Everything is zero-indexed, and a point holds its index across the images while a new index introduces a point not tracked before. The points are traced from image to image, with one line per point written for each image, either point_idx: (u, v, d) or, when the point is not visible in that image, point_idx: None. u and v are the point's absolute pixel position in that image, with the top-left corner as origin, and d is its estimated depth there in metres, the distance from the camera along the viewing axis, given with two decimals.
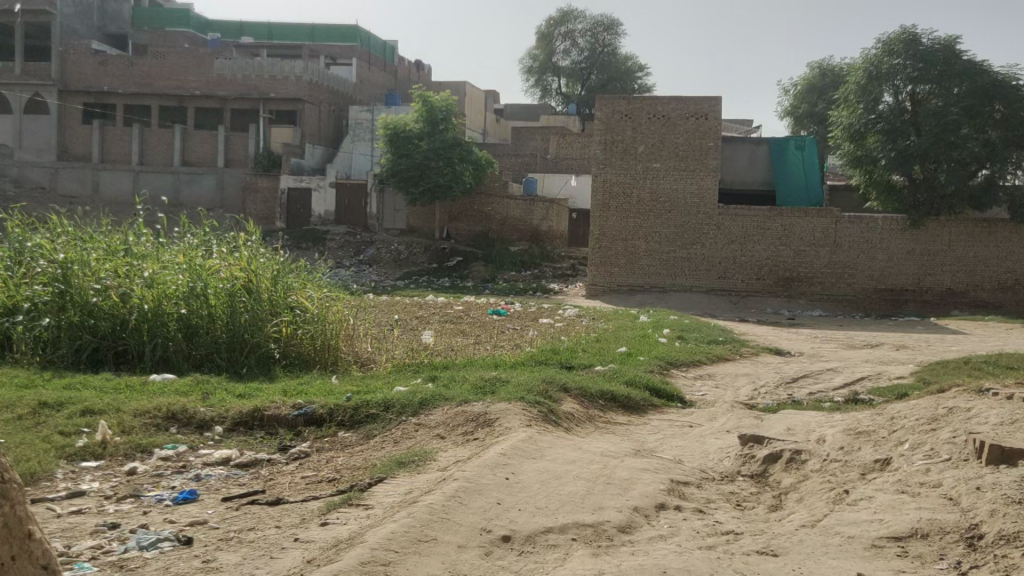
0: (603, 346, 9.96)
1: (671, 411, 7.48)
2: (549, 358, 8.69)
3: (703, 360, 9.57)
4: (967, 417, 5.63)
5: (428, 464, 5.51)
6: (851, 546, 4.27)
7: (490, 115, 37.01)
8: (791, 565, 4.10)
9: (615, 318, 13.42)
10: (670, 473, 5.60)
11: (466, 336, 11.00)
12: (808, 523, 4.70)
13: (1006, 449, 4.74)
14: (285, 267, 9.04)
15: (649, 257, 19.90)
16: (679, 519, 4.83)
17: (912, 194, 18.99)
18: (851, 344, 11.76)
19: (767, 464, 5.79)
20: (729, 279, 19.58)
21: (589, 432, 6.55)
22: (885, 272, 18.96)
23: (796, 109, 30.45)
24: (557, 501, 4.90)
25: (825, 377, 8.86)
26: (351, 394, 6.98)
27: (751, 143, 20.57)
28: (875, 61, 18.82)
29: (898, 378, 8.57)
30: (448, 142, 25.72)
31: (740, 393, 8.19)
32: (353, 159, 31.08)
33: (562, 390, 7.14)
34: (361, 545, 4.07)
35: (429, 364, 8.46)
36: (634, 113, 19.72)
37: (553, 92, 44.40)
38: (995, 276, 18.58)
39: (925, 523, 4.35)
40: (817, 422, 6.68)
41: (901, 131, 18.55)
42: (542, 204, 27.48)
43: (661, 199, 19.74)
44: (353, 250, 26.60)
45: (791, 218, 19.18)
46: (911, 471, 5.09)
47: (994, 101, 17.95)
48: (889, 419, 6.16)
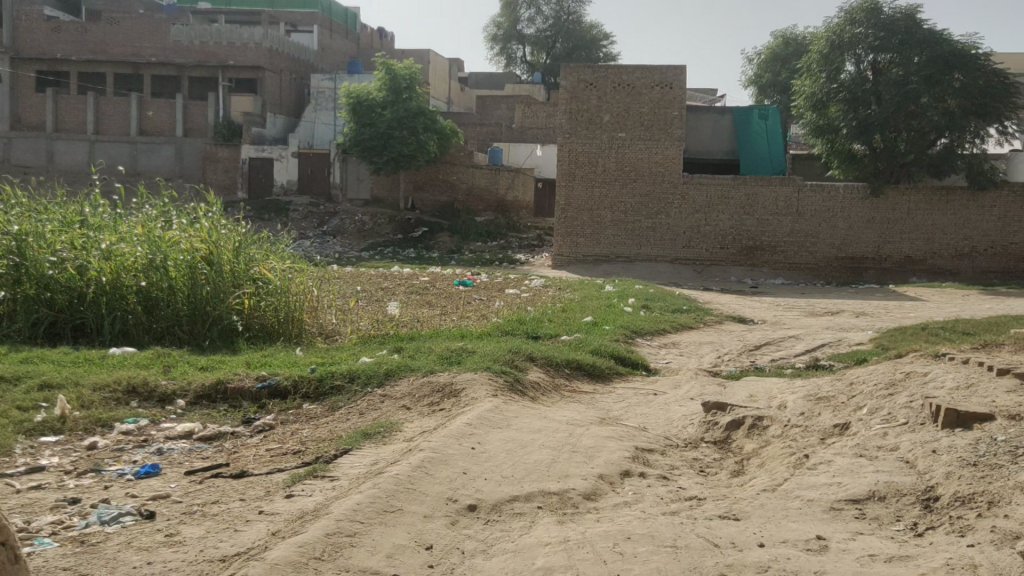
0: (568, 316, 9.99)
1: (636, 379, 7.56)
2: (514, 328, 8.67)
3: (667, 329, 9.65)
4: (924, 382, 5.75)
5: (394, 435, 5.50)
6: (811, 509, 4.36)
7: (455, 83, 36.71)
8: (752, 530, 4.16)
9: (581, 288, 13.43)
10: (634, 441, 5.66)
11: (432, 306, 11.00)
12: (769, 487, 4.78)
13: (962, 414, 4.84)
14: (247, 238, 8.89)
15: (615, 227, 19.97)
16: (643, 486, 4.88)
17: (872, 162, 19.23)
18: (812, 312, 11.96)
19: (729, 431, 5.87)
20: (694, 248, 19.72)
21: (554, 401, 6.58)
22: (846, 239, 19.21)
23: (760, 79, 30.67)
24: (522, 469, 4.93)
25: (787, 344, 8.98)
26: (316, 366, 6.95)
27: (715, 113, 20.73)
28: (837, 31, 18.94)
29: (857, 344, 8.73)
30: (412, 111, 25.42)
31: (703, 360, 8.30)
32: (316, 129, 30.68)
33: (528, 359, 7.16)
34: (326, 517, 4.06)
35: (395, 335, 8.43)
36: (599, 82, 19.65)
37: (518, 60, 44.19)
38: (952, 244, 18.89)
39: (882, 486, 4.45)
40: (779, 388, 6.79)
41: (862, 101, 18.64)
42: (508, 174, 27.37)
43: (626, 167, 19.75)
44: (316, 221, 26.29)
45: (754, 187, 19.33)
46: (869, 435, 5.19)
47: (954, 70, 18.01)
48: (848, 385, 6.28)
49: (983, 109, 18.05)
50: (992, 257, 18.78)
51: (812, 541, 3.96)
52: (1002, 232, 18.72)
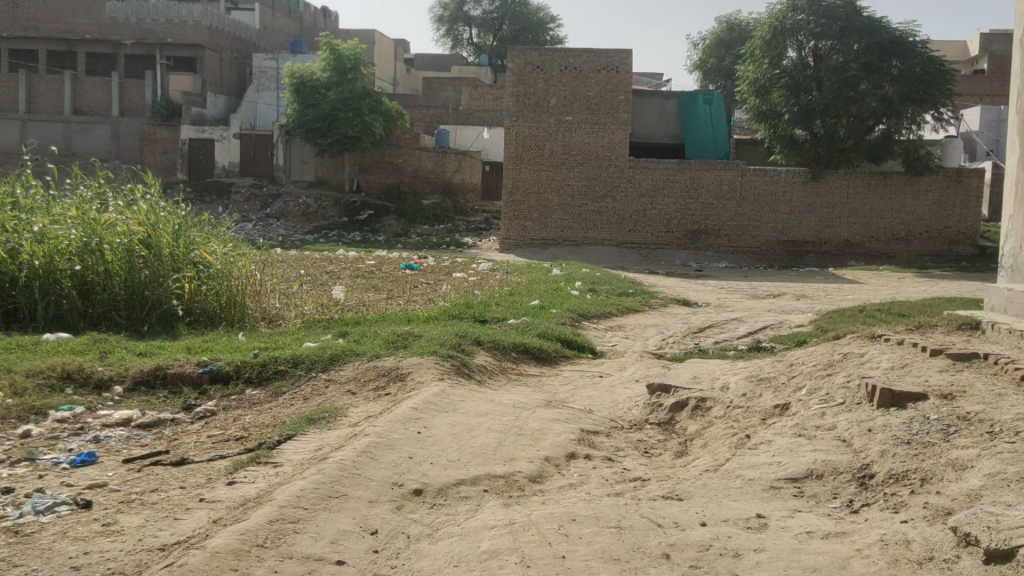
0: (516, 299, 10.00)
1: (582, 361, 7.61)
2: (461, 312, 8.64)
3: (613, 311, 9.74)
4: (860, 362, 5.90)
5: (339, 420, 5.46)
6: (751, 488, 4.45)
7: (400, 64, 36.34)
8: (694, 509, 4.23)
9: (528, 272, 13.44)
10: (580, 423, 5.71)
11: (378, 290, 10.89)
12: (712, 468, 4.86)
13: (896, 393, 4.97)
14: (187, 221, 8.67)
15: (562, 211, 20.04)
16: (589, 468, 4.93)
17: (813, 147, 19.44)
18: (754, 295, 12.16)
19: (673, 412, 5.96)
20: (640, 232, 19.90)
21: (501, 384, 6.59)
22: (788, 223, 19.57)
23: (705, 64, 30.99)
24: (468, 453, 4.93)
25: (731, 327, 9.12)
26: (259, 350, 6.86)
27: (661, 97, 20.78)
28: (780, 17, 19.21)
29: (798, 326, 8.91)
30: (357, 92, 25.07)
31: (648, 343, 8.39)
32: (259, 110, 30.13)
33: (475, 343, 7.16)
34: (268, 504, 4.01)
35: (340, 319, 8.35)
36: (546, 65, 19.63)
37: (464, 42, 43.81)
38: (889, 228, 19.35)
39: (820, 465, 4.55)
40: (721, 370, 6.91)
41: (803, 86, 18.99)
42: (455, 157, 27.23)
43: (573, 150, 19.81)
44: (259, 203, 25.83)
45: (699, 171, 19.56)
46: (808, 415, 5.31)
47: (892, 58, 18.45)
48: (788, 366, 6.42)
49: (920, 96, 18.41)
50: (927, 241, 19.26)
51: (752, 520, 4.04)
52: (937, 217, 19.21)
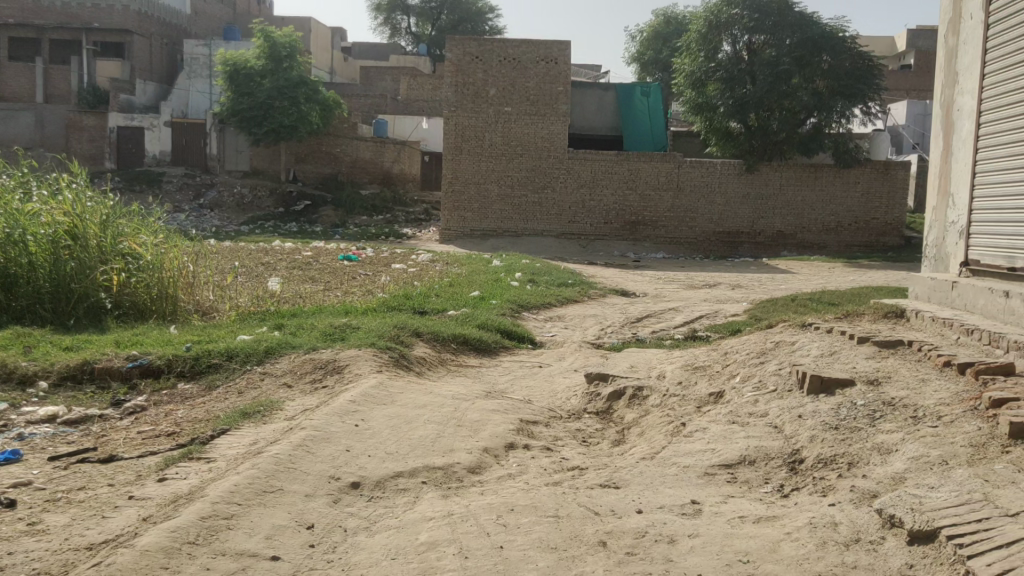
0: (455, 290, 9.97)
1: (521, 352, 7.62)
2: (400, 304, 8.58)
3: (553, 302, 9.79)
4: (791, 350, 6.05)
5: (275, 413, 5.38)
6: (686, 475, 4.52)
7: (337, 53, 35.85)
8: (629, 496, 4.29)
9: (468, 263, 13.41)
10: (520, 413, 5.73)
11: (315, 282, 10.75)
12: (648, 455, 4.94)
13: (825, 380, 5.11)
14: (116, 210, 8.39)
15: (501, 202, 20.06)
16: (527, 458, 4.94)
17: (747, 140, 19.70)
18: (691, 285, 12.33)
19: (611, 401, 6.04)
20: (579, 223, 20.04)
21: (440, 376, 6.57)
22: (723, 214, 19.92)
23: (642, 56, 31.29)
24: (406, 445, 4.90)
25: (667, 316, 9.26)
26: (191, 343, 6.71)
27: (599, 89, 20.96)
28: (715, 11, 19.48)
29: (733, 315, 9.08)
30: (293, 80, 24.66)
31: (588, 333, 8.46)
32: (191, 97, 29.38)
33: (413, 334, 7.12)
34: (200, 500, 3.94)
35: (275, 311, 8.21)
36: (485, 55, 19.58)
37: (403, 31, 43.40)
38: (820, 219, 19.83)
39: (752, 451, 4.66)
40: (658, 358, 7.01)
41: (738, 79, 19.26)
42: (393, 146, 26.85)
43: (512, 141, 19.82)
44: (192, 193, 25.23)
45: (637, 163, 19.75)
46: (741, 403, 5.43)
47: (822, 53, 18.91)
48: (722, 354, 6.56)
49: (849, 90, 18.90)
50: (856, 232, 19.80)
51: (687, 506, 4.11)
52: (865, 208, 19.75)
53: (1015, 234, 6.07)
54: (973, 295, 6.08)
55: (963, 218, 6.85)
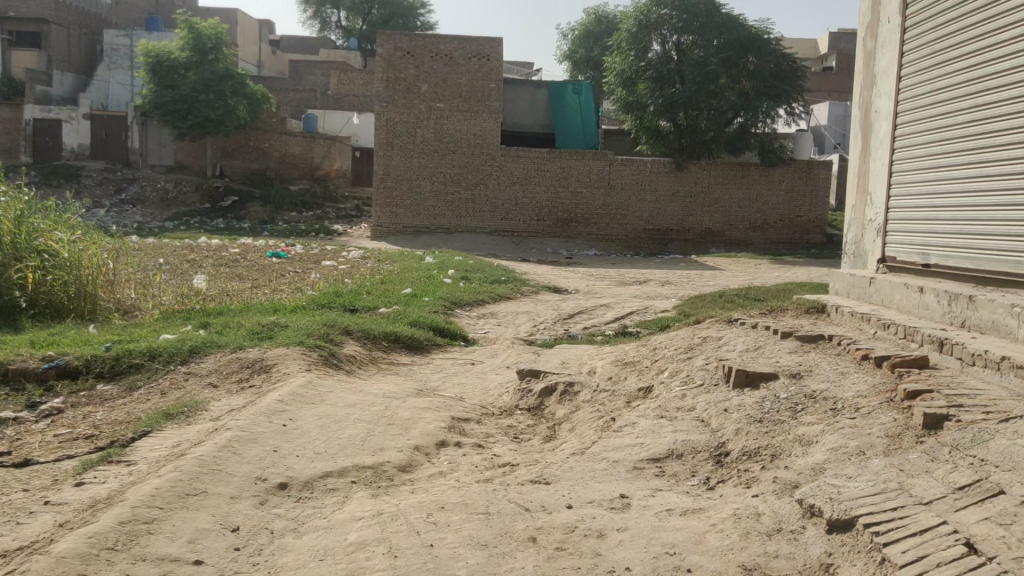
0: (387, 287, 9.89)
1: (454, 349, 7.60)
2: (330, 301, 8.48)
3: (485, 299, 9.78)
4: (717, 345, 6.17)
5: (199, 414, 5.25)
6: (616, 470, 4.58)
7: (265, 46, 35.21)
8: (560, 492, 4.32)
9: (400, 260, 13.29)
10: (451, 411, 5.72)
11: (242, 279, 10.52)
12: (579, 451, 4.99)
13: (750, 373, 5.23)
14: (30, 205, 8.04)
15: (434, 198, 19.99)
16: (459, 456, 4.93)
17: (676, 139, 20.01)
18: (623, 281, 12.47)
19: (542, 397, 6.08)
20: (512, 220, 20.10)
21: (370, 374, 6.50)
22: (653, 212, 20.21)
23: (574, 54, 31.52)
24: (336, 445, 4.84)
25: (599, 313, 9.35)
26: (111, 343, 6.50)
27: (531, 86, 21.08)
28: (645, 11, 19.70)
29: (662, 311, 9.22)
30: (219, 73, 24.14)
31: (520, 330, 8.49)
32: (111, 89, 28.50)
33: (343, 332, 7.03)
34: (120, 505, 3.82)
35: (201, 310, 8.01)
36: (416, 51, 19.46)
37: (333, 25, 42.86)
38: (747, 217, 20.28)
39: (680, 445, 4.74)
40: (589, 355, 7.08)
41: (667, 79, 19.50)
42: (323, 141, 26.63)
43: (444, 137, 19.76)
44: (114, 187, 24.43)
45: (569, 161, 19.88)
46: (669, 398, 5.52)
47: (748, 54, 19.31)
48: (652, 350, 6.67)
49: (774, 91, 19.34)
50: (781, 229, 20.30)
51: (616, 500, 4.16)
52: (790, 206, 20.26)
53: (929, 232, 6.30)
54: (890, 290, 6.29)
55: (880, 216, 7.07)
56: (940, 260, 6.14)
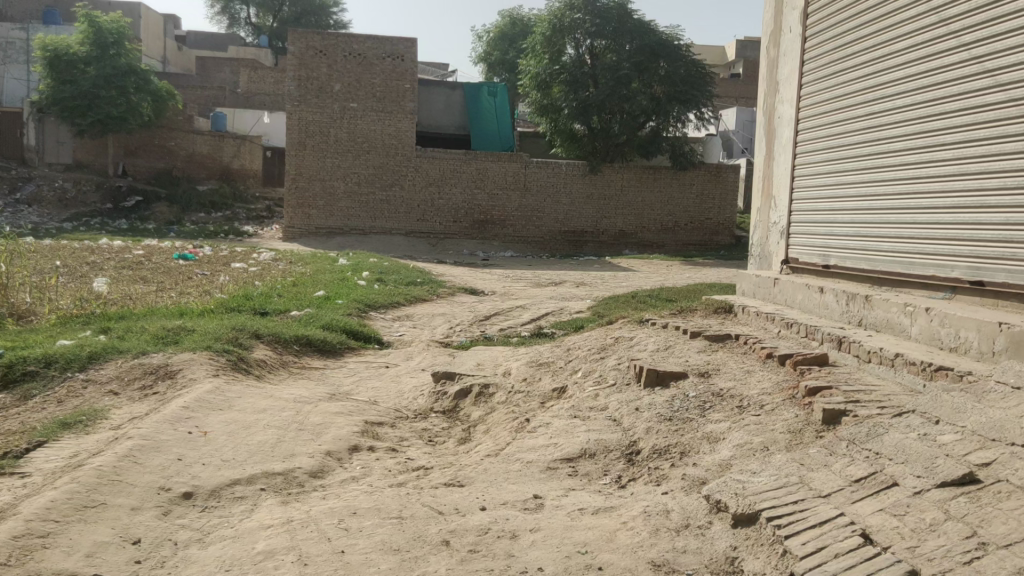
0: (300, 290, 9.72)
1: (367, 353, 7.51)
2: (240, 304, 8.29)
3: (401, 301, 9.70)
4: (629, 346, 6.28)
5: (99, 423, 5.04)
6: (529, 470, 4.60)
7: (170, 41, 34.18)
8: (474, 494, 4.32)
9: (313, 262, 13.06)
10: (364, 415, 5.65)
11: (147, 282, 10.18)
12: (493, 452, 5.00)
13: (660, 372, 5.32)
14: None
15: (348, 199, 19.74)
16: (372, 460, 4.88)
17: (591, 141, 20.30)
18: (538, 283, 12.56)
19: (457, 400, 6.07)
20: (427, 222, 20.01)
21: (281, 379, 6.36)
22: (569, 214, 20.40)
23: (489, 56, 31.58)
24: (244, 452, 4.73)
25: (515, 314, 9.39)
26: (4, 350, 6.18)
27: (446, 88, 21.02)
28: (559, 15, 19.92)
29: (577, 312, 9.32)
30: (121, 69, 23.31)
31: (436, 332, 8.45)
32: (5, 84, 27.21)
33: (253, 337, 6.86)
34: (13, 519, 3.65)
35: (103, 314, 7.72)
36: (328, 50, 19.18)
37: (242, 22, 41.93)
38: (659, 219, 20.67)
39: (593, 444, 4.79)
40: (504, 356, 7.10)
41: (580, 82, 19.72)
42: (232, 141, 26.00)
43: (358, 138, 19.53)
44: (8, 186, 23.26)
45: (484, 162, 19.91)
46: (583, 398, 5.58)
47: (660, 59, 19.70)
48: (566, 350, 6.74)
49: (685, 96, 19.70)
50: (692, 231, 20.78)
51: (530, 501, 4.17)
52: (700, 208, 20.75)
53: (829, 234, 6.55)
54: (792, 290, 6.51)
55: (783, 219, 7.31)
56: (840, 260, 6.39)
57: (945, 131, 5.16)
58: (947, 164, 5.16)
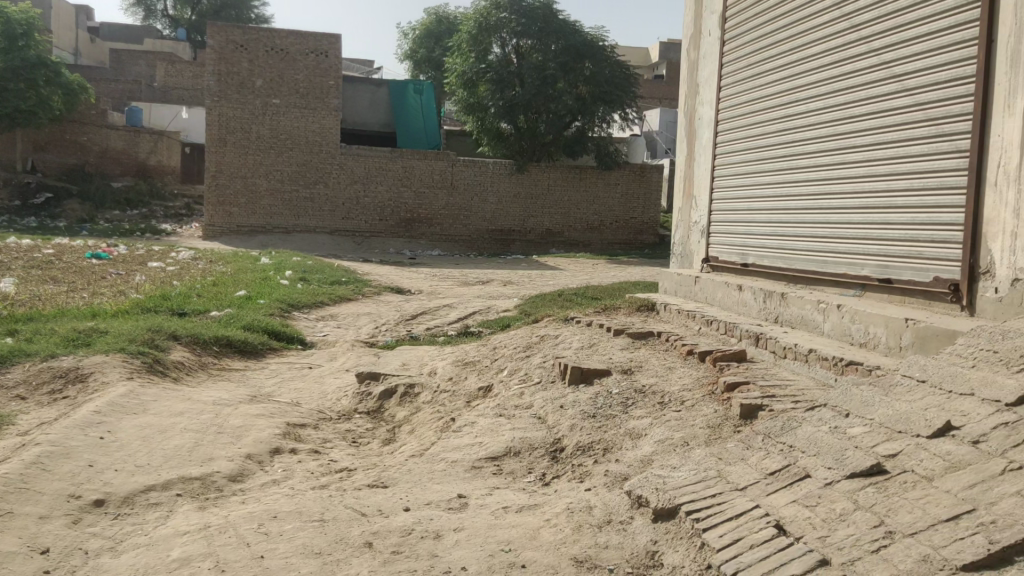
0: (221, 290, 9.49)
1: (291, 354, 7.38)
2: (156, 304, 8.04)
3: (325, 301, 9.56)
4: (554, 344, 6.33)
5: (5, 429, 4.82)
6: (454, 469, 4.59)
7: (82, 33, 32.99)
8: (398, 494, 4.28)
9: (234, 261, 12.78)
10: (286, 417, 5.54)
11: (57, 282, 9.80)
12: (418, 452, 4.97)
13: (584, 370, 5.38)
14: None
15: (271, 197, 19.37)
16: (293, 463, 4.79)
17: (517, 141, 20.36)
18: (465, 282, 12.54)
19: (381, 400, 6.02)
20: (353, 220, 19.79)
21: (200, 381, 6.20)
22: (495, 213, 20.42)
23: (415, 54, 31.36)
24: (160, 457, 4.59)
25: (441, 313, 9.35)
26: None
27: (371, 85, 20.77)
28: (484, 14, 19.92)
29: (504, 311, 9.33)
30: (31, 61, 22.37)
31: (361, 332, 8.36)
32: None
33: (170, 338, 6.67)
34: None
35: (9, 315, 7.38)
36: (250, 45, 18.81)
37: (158, 14, 40.71)
38: (584, 218, 20.82)
39: (518, 442, 4.80)
40: (430, 355, 7.07)
41: (506, 81, 19.74)
42: (149, 137, 25.24)
43: (281, 134, 19.18)
44: None
45: (410, 160, 19.79)
46: (508, 396, 5.60)
47: (585, 59, 19.92)
48: (491, 349, 6.74)
49: (609, 97, 20.03)
50: (617, 230, 21.00)
51: (454, 500, 4.16)
52: (624, 208, 20.99)
53: (747, 233, 6.71)
54: (712, 288, 6.64)
55: (704, 219, 7.45)
56: (758, 259, 6.54)
57: (856, 133, 5.34)
58: (858, 166, 5.34)
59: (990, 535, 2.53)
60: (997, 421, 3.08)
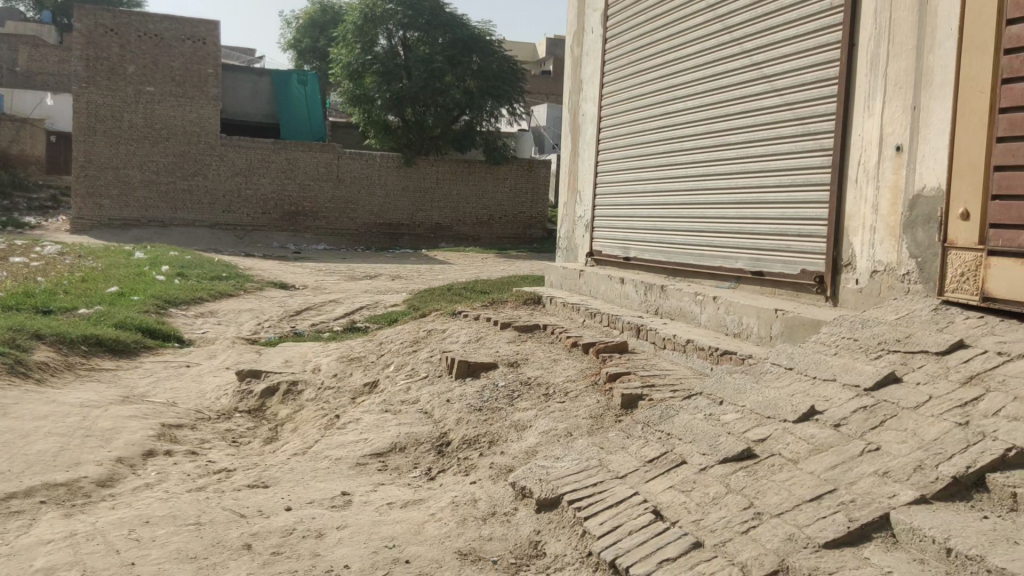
0: (89, 286, 9.02)
1: (167, 352, 7.09)
2: (18, 302, 7.57)
3: (204, 297, 9.22)
4: (441, 338, 6.31)
5: None
6: (337, 467, 4.52)
7: None
8: (280, 494, 4.18)
9: (105, 256, 12.16)
10: (161, 418, 5.32)
11: None
12: (300, 451, 4.86)
13: (471, 363, 5.39)
14: None
15: (146, 189, 18.55)
16: (168, 465, 4.61)
17: (405, 134, 20.30)
18: (351, 277, 12.34)
19: (263, 398, 5.88)
20: (235, 213, 19.17)
21: (67, 383, 5.88)
22: (383, 206, 20.16)
23: (299, 43, 30.62)
24: (21, 463, 4.32)
25: (327, 308, 9.19)
26: None
27: (252, 75, 20.15)
28: (370, 5, 19.69)
29: (391, 305, 9.23)
30: None
31: (242, 329, 8.11)
32: None
33: (33, 338, 6.28)
34: None
35: None
36: (120, 29, 17.99)
37: None
38: (473, 213, 20.78)
39: (403, 438, 4.77)
40: (313, 352, 6.93)
41: (393, 74, 19.55)
42: (10, 124, 23.59)
43: (156, 124, 18.38)
44: None
45: (295, 152, 19.31)
46: (394, 392, 5.55)
47: (472, 54, 19.98)
48: (377, 344, 6.66)
49: (497, 91, 20.15)
50: (505, 224, 21.05)
51: (337, 498, 4.09)
52: (513, 202, 21.04)
53: (628, 228, 6.86)
54: (596, 282, 6.77)
55: (588, 213, 7.58)
56: (639, 253, 6.70)
57: (730, 131, 5.54)
58: (731, 162, 5.53)
59: (850, 513, 2.67)
60: (857, 405, 3.27)
